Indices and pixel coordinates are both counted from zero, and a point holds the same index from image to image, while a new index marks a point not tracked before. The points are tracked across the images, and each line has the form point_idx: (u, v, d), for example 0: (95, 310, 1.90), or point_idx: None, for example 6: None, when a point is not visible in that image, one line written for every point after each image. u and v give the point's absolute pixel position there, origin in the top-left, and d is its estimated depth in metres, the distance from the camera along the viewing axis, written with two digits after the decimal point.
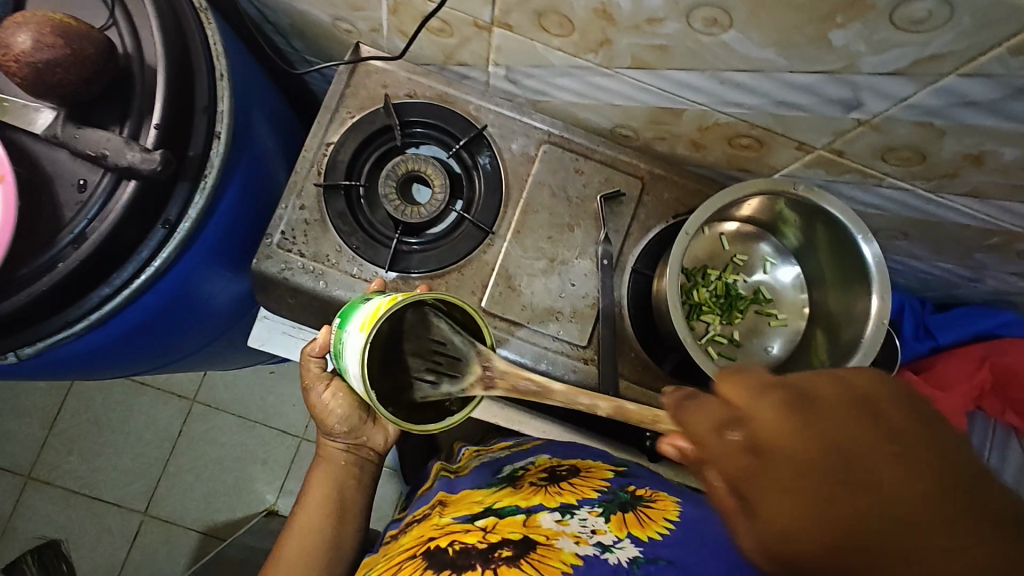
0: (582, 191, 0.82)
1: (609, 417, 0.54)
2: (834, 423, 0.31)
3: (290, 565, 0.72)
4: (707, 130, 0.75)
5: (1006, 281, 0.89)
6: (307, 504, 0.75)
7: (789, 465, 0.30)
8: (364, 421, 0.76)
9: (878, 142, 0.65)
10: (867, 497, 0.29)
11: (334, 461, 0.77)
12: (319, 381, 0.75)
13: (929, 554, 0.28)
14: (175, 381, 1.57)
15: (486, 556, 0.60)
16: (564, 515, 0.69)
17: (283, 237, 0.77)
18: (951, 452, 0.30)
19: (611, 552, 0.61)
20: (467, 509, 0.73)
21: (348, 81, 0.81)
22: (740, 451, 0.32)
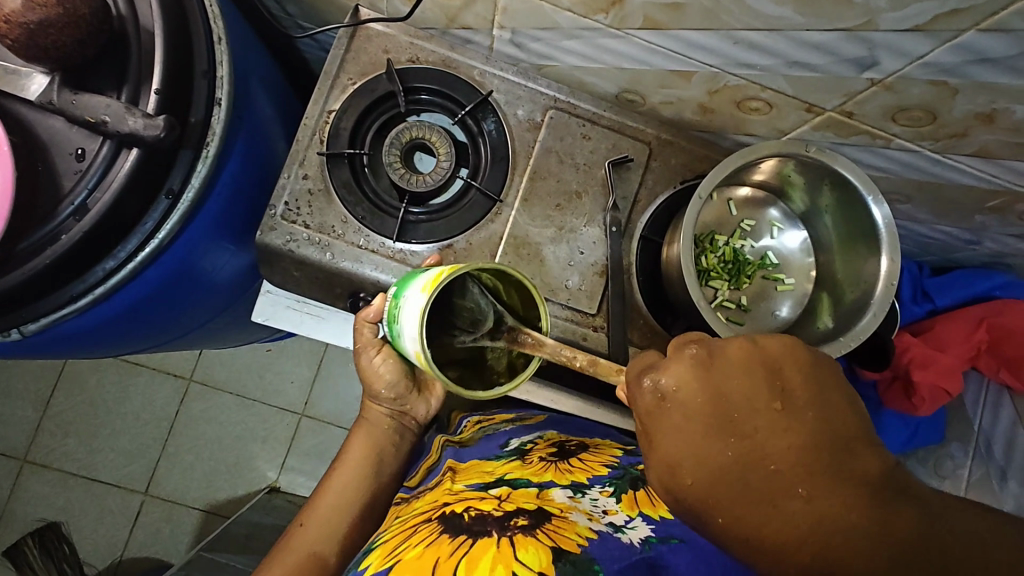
0: (589, 158, 0.81)
1: (583, 369, 0.55)
2: (728, 380, 0.42)
3: (323, 517, 0.72)
4: (716, 93, 0.74)
5: (1005, 244, 0.90)
6: (344, 463, 0.77)
7: (683, 409, 0.42)
8: (410, 390, 0.79)
9: (890, 102, 0.65)
10: (735, 436, 0.41)
11: (377, 425, 0.79)
12: (372, 346, 0.75)
13: (769, 479, 0.39)
14: (170, 360, 1.55)
15: (503, 523, 0.61)
16: (576, 493, 0.70)
17: (287, 207, 0.75)
18: (815, 410, 0.41)
19: (624, 532, 0.62)
20: (478, 478, 0.75)
21: (349, 46, 0.79)
22: (650, 395, 0.44)
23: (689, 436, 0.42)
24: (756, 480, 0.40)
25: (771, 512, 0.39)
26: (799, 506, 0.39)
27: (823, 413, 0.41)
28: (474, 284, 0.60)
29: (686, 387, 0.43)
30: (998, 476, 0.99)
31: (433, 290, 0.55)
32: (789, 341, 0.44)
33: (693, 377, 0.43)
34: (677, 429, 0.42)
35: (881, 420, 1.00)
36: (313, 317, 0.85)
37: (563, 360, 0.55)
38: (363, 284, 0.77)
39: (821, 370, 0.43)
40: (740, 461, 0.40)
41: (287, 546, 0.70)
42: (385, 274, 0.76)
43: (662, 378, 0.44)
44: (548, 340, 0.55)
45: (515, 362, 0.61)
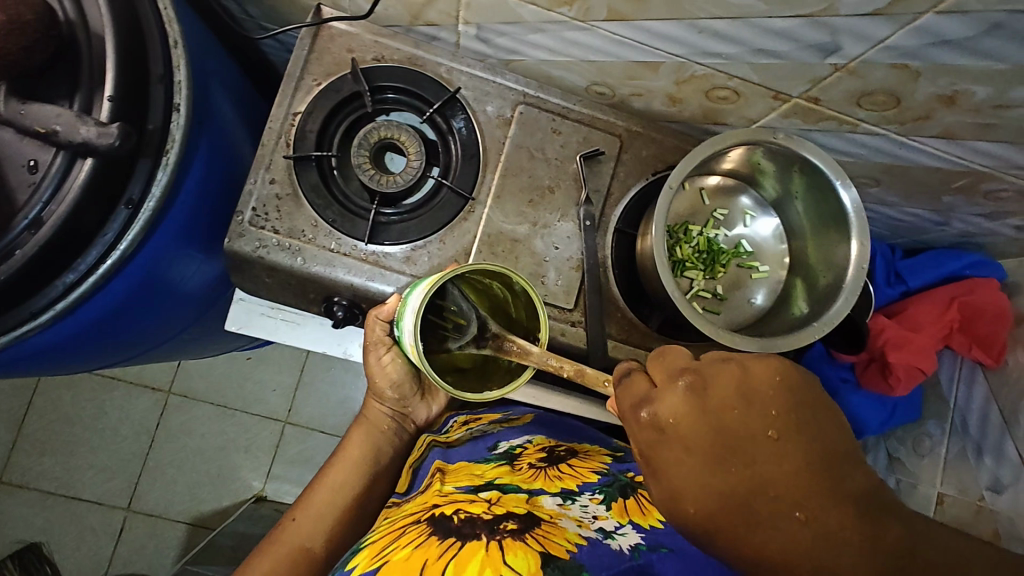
0: (561, 152, 0.81)
1: (573, 380, 0.55)
2: (721, 410, 0.46)
3: (318, 511, 0.73)
4: (684, 83, 0.74)
5: (972, 223, 0.92)
6: (341, 460, 0.78)
7: (681, 440, 0.46)
8: (415, 393, 0.81)
9: (855, 88, 0.66)
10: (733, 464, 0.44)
11: (378, 424, 0.81)
12: (380, 344, 0.76)
13: (768, 502, 0.43)
14: (147, 373, 1.52)
15: (492, 526, 0.60)
16: (566, 501, 0.70)
17: (254, 213, 0.74)
18: (805, 435, 0.45)
19: (613, 538, 0.62)
20: (468, 480, 0.74)
21: (312, 46, 0.77)
22: (648, 427, 0.47)
23: (693, 465, 0.45)
24: (758, 504, 0.43)
25: (771, 533, 0.43)
26: (795, 527, 0.43)
27: (811, 436, 0.45)
28: (455, 287, 0.60)
29: (683, 415, 0.46)
30: (973, 452, 0.97)
31: (430, 288, 0.57)
32: (780, 364, 0.47)
33: (688, 408, 0.46)
34: (680, 461, 0.45)
35: (858, 406, 1.01)
36: (288, 322, 0.84)
37: (550, 369, 0.56)
38: (337, 288, 0.76)
39: (806, 390, 0.47)
40: (740, 489, 0.44)
41: (279, 539, 0.70)
42: (359, 277, 0.75)
43: (659, 410, 0.47)
44: (534, 349, 0.56)
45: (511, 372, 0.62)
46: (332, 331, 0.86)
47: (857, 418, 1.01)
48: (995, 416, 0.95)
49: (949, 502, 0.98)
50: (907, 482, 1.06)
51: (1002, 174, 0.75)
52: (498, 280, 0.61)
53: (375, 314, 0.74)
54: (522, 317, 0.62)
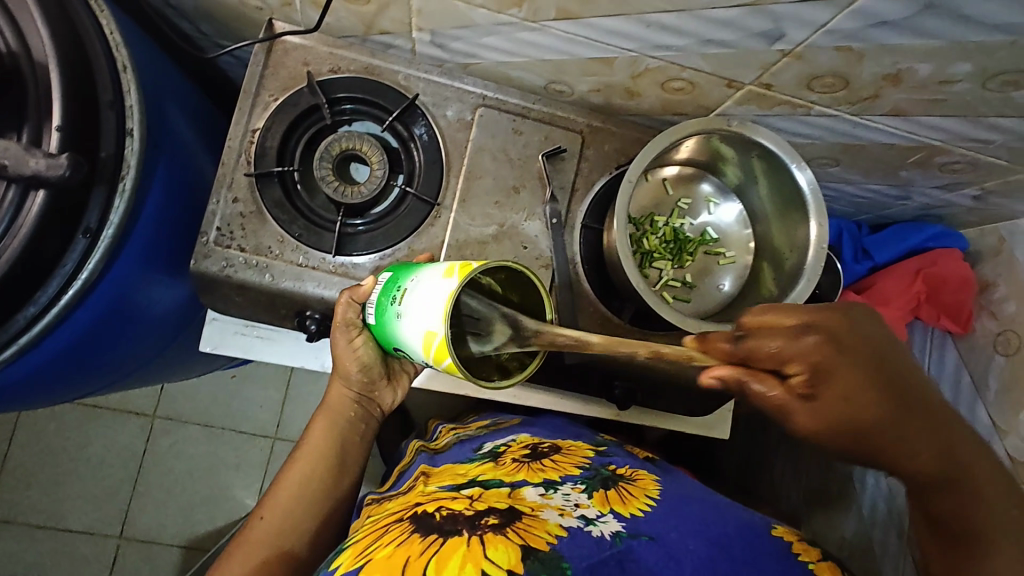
0: (523, 152, 0.81)
1: (647, 361, 0.48)
2: (863, 326, 0.50)
3: (285, 506, 0.73)
4: (640, 76, 0.75)
5: (932, 196, 0.93)
6: (306, 451, 0.77)
7: (844, 350, 0.48)
8: (381, 377, 0.79)
9: (804, 71, 0.67)
10: (883, 367, 0.49)
11: (341, 410, 0.80)
12: (350, 326, 0.72)
13: (906, 390, 0.50)
14: (130, 399, 1.50)
15: (473, 522, 0.61)
16: (548, 490, 0.71)
17: (219, 233, 0.73)
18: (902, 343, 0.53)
19: (595, 525, 0.63)
20: (450, 479, 0.75)
21: (267, 61, 0.77)
22: (810, 349, 0.47)
23: (864, 384, 0.48)
24: (905, 402, 0.50)
25: (904, 418, 0.50)
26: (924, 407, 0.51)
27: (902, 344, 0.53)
28: (478, 297, 0.59)
29: (841, 331, 0.49)
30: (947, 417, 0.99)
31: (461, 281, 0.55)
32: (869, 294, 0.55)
33: (839, 324, 0.49)
34: (843, 370, 0.48)
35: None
36: (263, 339, 0.84)
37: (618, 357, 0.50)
38: (309, 303, 0.76)
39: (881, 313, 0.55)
40: (886, 384, 0.49)
41: (247, 539, 0.70)
42: (329, 290, 0.76)
43: (812, 330, 0.48)
44: (599, 340, 0.51)
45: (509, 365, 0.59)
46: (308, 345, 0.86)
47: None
48: (966, 385, 0.97)
49: None
50: None
51: (954, 147, 0.77)
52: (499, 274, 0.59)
53: (350, 295, 0.70)
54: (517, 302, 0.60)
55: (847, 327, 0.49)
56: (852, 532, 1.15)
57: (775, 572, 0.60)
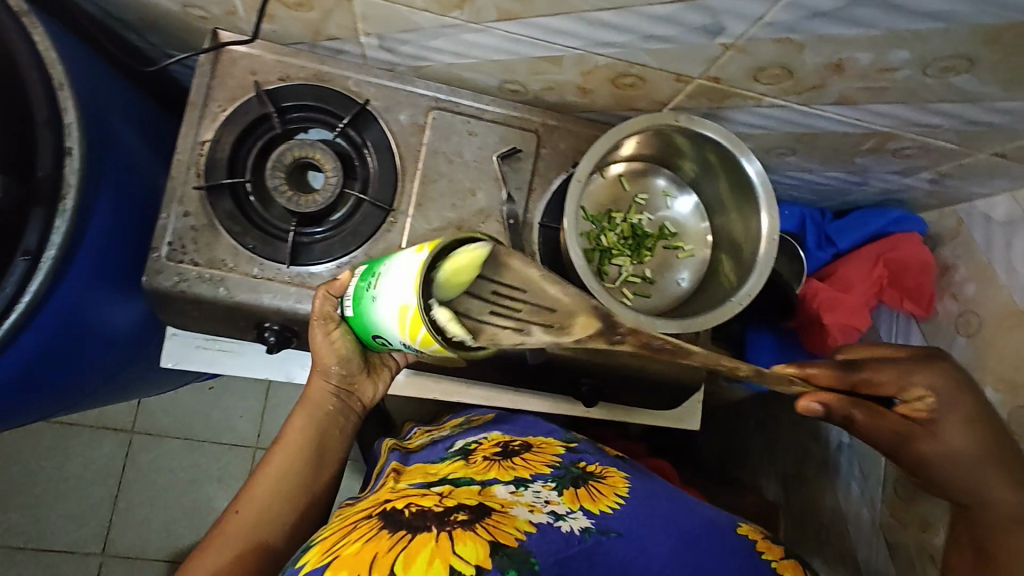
0: (478, 153, 0.81)
1: (750, 376, 0.53)
2: (961, 377, 0.63)
3: (260, 500, 0.72)
4: (589, 74, 0.75)
5: (890, 181, 0.94)
6: (283, 445, 0.75)
7: (955, 387, 0.62)
8: (361, 370, 0.77)
9: (749, 64, 0.67)
10: (967, 407, 0.62)
11: (322, 404, 0.77)
12: (328, 319, 0.71)
13: (982, 428, 0.62)
14: (107, 415, 1.49)
15: (442, 518, 0.61)
16: (518, 487, 0.70)
17: (171, 248, 0.73)
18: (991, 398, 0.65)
19: (565, 520, 0.63)
20: (422, 477, 0.75)
21: (213, 72, 0.76)
22: (923, 383, 0.61)
23: (971, 422, 0.61)
24: (973, 435, 0.61)
25: (991, 455, 0.62)
26: (986, 446, 0.62)
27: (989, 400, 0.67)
28: (556, 284, 0.58)
29: (953, 375, 0.62)
30: None
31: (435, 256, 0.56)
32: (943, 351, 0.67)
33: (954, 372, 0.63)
34: (956, 402, 0.61)
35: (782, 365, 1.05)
36: (226, 352, 0.84)
37: (719, 366, 0.52)
38: (267, 314, 0.76)
39: None
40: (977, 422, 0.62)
41: (223, 531, 0.70)
42: (286, 301, 0.75)
43: (932, 366, 0.62)
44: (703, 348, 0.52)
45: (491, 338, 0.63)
46: (273, 356, 0.85)
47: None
48: None
49: None
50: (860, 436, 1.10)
51: (904, 133, 0.77)
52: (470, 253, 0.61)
53: (326, 289, 0.71)
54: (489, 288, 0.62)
55: (950, 373, 0.62)
56: (828, 517, 1.16)
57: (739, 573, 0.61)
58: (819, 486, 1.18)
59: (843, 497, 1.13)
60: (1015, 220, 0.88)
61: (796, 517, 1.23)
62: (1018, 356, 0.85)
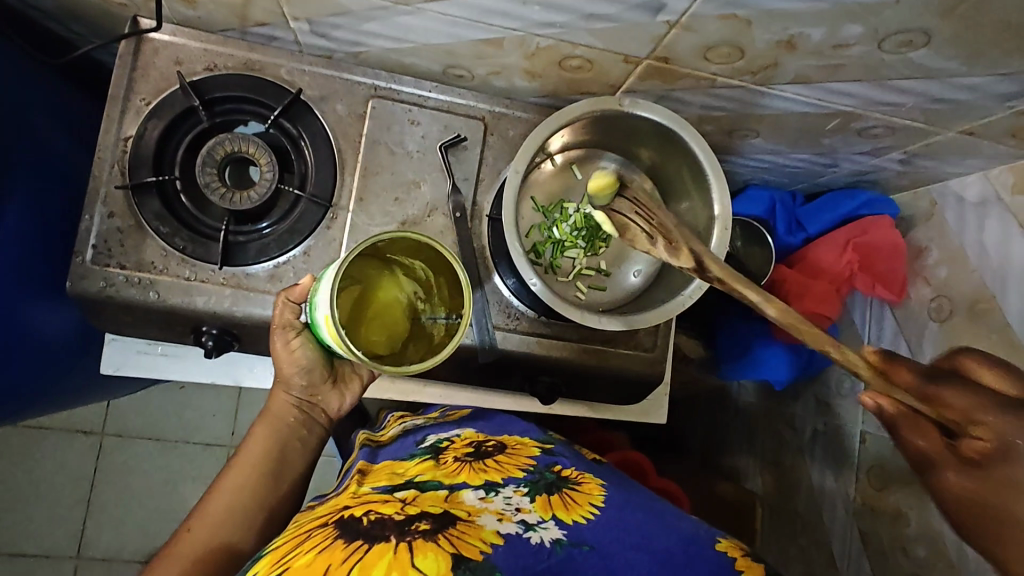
0: (422, 143, 0.77)
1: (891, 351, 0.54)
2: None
3: (214, 518, 0.66)
4: (534, 56, 0.69)
5: (859, 162, 0.90)
6: (242, 460, 0.71)
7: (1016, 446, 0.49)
8: (324, 379, 0.73)
9: (696, 42, 0.62)
10: None
11: (283, 416, 0.73)
12: (288, 328, 0.69)
13: None
14: (75, 418, 1.44)
15: (401, 528, 0.52)
16: (488, 493, 0.61)
17: (96, 251, 0.69)
18: None
19: (535, 531, 0.55)
20: (386, 481, 0.66)
21: (134, 63, 0.71)
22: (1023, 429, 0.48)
23: None
24: None
25: None
26: None
27: None
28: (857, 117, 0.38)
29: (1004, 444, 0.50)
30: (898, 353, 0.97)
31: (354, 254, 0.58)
32: None
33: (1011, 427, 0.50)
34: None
35: (755, 353, 1.02)
36: (167, 357, 0.80)
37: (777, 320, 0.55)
38: (202, 318, 0.72)
39: None
40: None
41: (172, 550, 0.63)
42: (221, 304, 0.72)
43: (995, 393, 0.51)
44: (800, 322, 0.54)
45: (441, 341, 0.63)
46: (217, 359, 0.82)
47: (751, 364, 1.03)
48: (904, 350, 0.96)
49: (871, 440, 1.00)
50: (836, 423, 1.07)
51: (867, 112, 0.73)
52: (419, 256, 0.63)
53: (287, 296, 0.69)
54: (444, 299, 0.64)
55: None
56: (803, 507, 1.13)
57: None
58: (796, 477, 1.16)
59: (818, 487, 1.10)
60: (986, 200, 0.85)
61: (773, 506, 1.20)
62: (990, 342, 0.83)
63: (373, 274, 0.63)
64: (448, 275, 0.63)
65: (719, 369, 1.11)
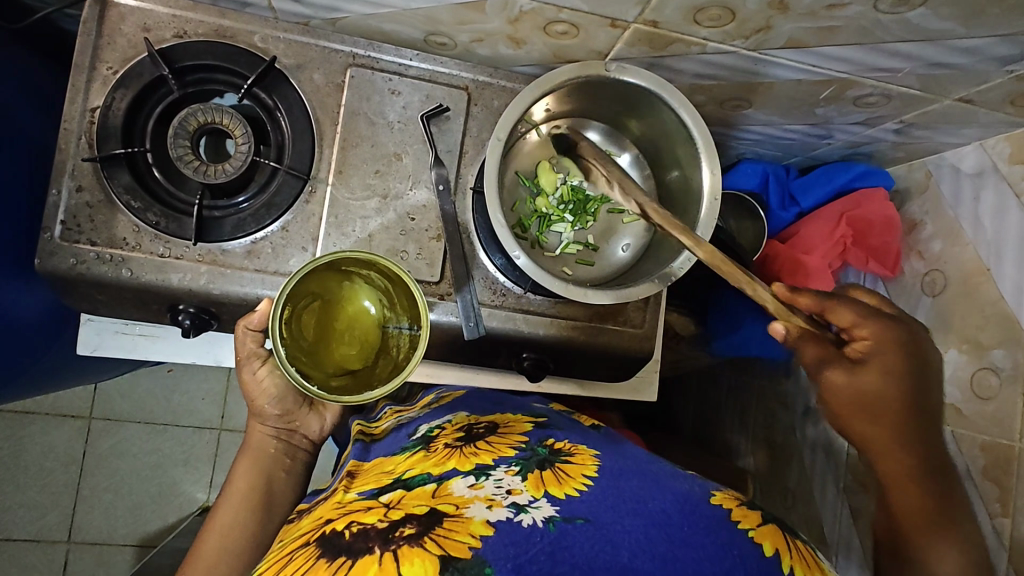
0: (403, 113, 0.75)
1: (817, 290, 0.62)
2: (915, 351, 0.61)
3: (208, 563, 0.65)
4: (517, 21, 0.65)
5: (854, 133, 0.88)
6: (228, 499, 0.69)
7: (904, 351, 0.60)
8: (300, 404, 0.75)
9: (686, 4, 0.58)
10: (920, 383, 0.61)
11: (263, 449, 0.73)
12: (253, 357, 0.70)
13: (924, 395, 0.62)
14: (61, 401, 1.42)
15: (386, 536, 0.48)
16: (478, 479, 0.57)
17: (65, 228, 0.67)
18: (920, 407, 0.61)
19: (526, 513, 0.51)
20: (374, 482, 0.61)
21: (99, 30, 0.68)
22: (890, 340, 0.60)
23: (897, 372, 0.60)
24: (916, 390, 0.61)
25: (917, 422, 0.61)
26: (914, 420, 0.61)
27: (924, 402, 0.62)
28: None
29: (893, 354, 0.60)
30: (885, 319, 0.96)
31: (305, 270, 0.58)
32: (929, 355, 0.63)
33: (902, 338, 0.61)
34: (908, 358, 0.60)
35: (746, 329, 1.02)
36: (146, 337, 0.78)
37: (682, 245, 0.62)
38: (178, 296, 0.70)
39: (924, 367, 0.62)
40: (915, 383, 0.61)
41: None
42: (198, 281, 0.70)
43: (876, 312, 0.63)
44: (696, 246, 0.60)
45: (399, 360, 0.63)
46: (200, 337, 0.80)
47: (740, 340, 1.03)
48: None
49: None
50: None
51: (862, 79, 0.71)
52: (376, 274, 0.63)
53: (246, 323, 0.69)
54: (406, 308, 0.64)
55: (906, 342, 0.61)
56: (794, 484, 1.13)
57: (711, 551, 0.49)
58: (787, 454, 1.15)
59: (808, 464, 1.10)
60: (983, 171, 0.83)
61: (765, 483, 1.20)
62: (984, 316, 0.81)
63: (332, 286, 0.64)
64: (402, 287, 0.62)
65: (710, 346, 1.10)
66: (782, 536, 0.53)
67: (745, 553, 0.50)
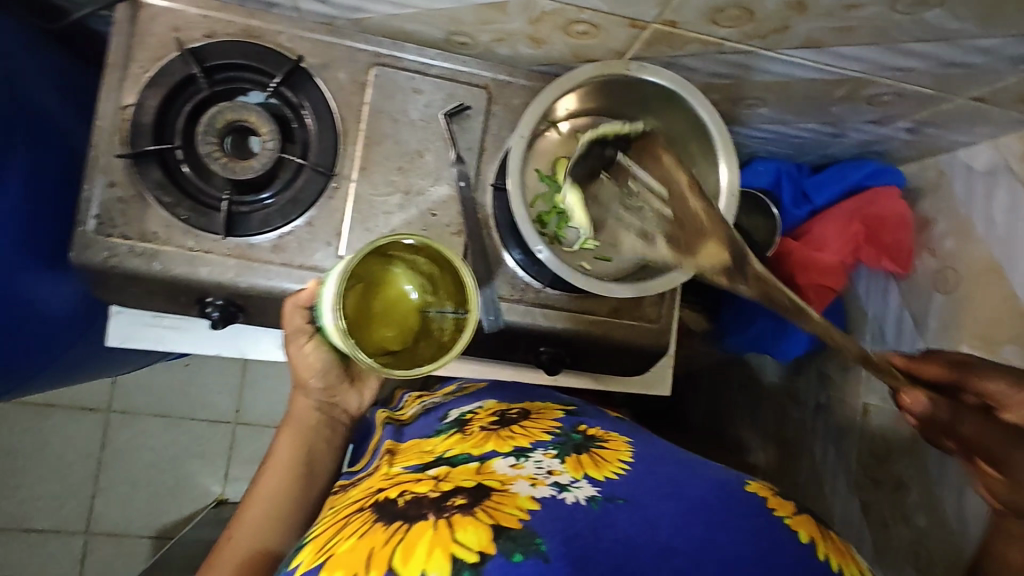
0: (425, 111, 0.76)
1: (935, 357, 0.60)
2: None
3: (253, 523, 0.67)
4: (538, 21, 0.67)
5: (867, 132, 0.89)
6: (274, 466, 0.72)
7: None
8: (341, 379, 0.76)
9: (705, 4, 0.59)
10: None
11: (306, 421, 0.75)
12: (300, 333, 0.70)
13: None
14: (80, 394, 1.45)
15: (439, 505, 0.50)
16: (519, 459, 0.59)
17: (98, 222, 0.69)
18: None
19: (570, 491, 0.52)
20: (418, 458, 0.63)
21: (131, 30, 0.70)
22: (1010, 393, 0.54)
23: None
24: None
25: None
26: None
27: None
28: None
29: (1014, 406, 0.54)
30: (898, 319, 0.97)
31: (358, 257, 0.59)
32: None
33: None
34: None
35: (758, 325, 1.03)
36: (173, 329, 0.80)
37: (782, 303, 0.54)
38: (206, 288, 0.72)
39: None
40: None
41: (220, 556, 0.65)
42: (225, 274, 0.72)
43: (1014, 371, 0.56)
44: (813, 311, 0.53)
45: (444, 340, 0.63)
46: (224, 329, 0.82)
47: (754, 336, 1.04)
48: (909, 322, 0.95)
49: (874, 411, 1.00)
50: (839, 397, 1.07)
51: (877, 78, 0.72)
52: (423, 256, 0.64)
53: (295, 300, 0.68)
54: (451, 291, 0.64)
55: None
56: (804, 479, 1.14)
57: (746, 532, 0.51)
58: (797, 449, 1.16)
59: (819, 459, 1.11)
60: (995, 169, 0.84)
61: (775, 478, 1.21)
62: (996, 312, 0.82)
63: (378, 265, 0.65)
64: (449, 272, 0.63)
65: (723, 342, 1.11)
66: (814, 525, 0.54)
67: (778, 535, 0.52)
